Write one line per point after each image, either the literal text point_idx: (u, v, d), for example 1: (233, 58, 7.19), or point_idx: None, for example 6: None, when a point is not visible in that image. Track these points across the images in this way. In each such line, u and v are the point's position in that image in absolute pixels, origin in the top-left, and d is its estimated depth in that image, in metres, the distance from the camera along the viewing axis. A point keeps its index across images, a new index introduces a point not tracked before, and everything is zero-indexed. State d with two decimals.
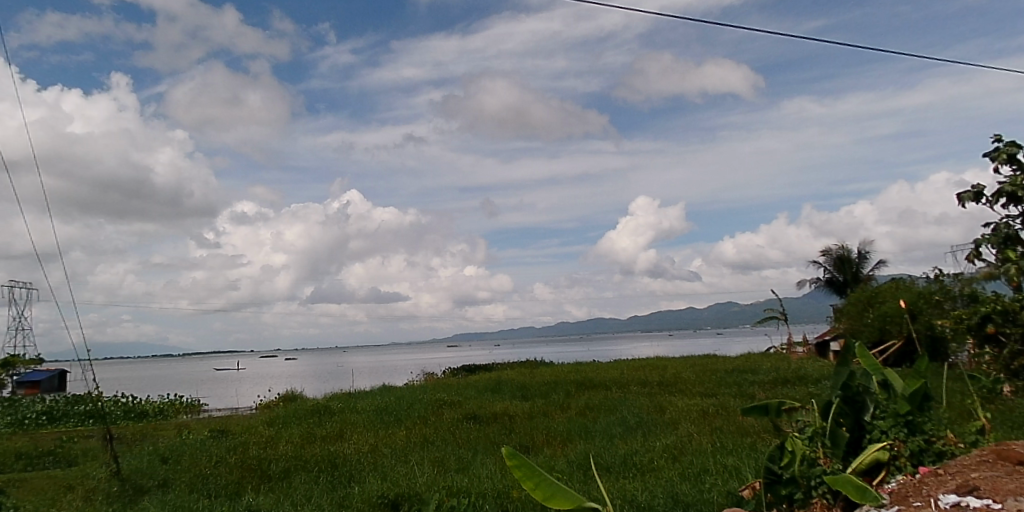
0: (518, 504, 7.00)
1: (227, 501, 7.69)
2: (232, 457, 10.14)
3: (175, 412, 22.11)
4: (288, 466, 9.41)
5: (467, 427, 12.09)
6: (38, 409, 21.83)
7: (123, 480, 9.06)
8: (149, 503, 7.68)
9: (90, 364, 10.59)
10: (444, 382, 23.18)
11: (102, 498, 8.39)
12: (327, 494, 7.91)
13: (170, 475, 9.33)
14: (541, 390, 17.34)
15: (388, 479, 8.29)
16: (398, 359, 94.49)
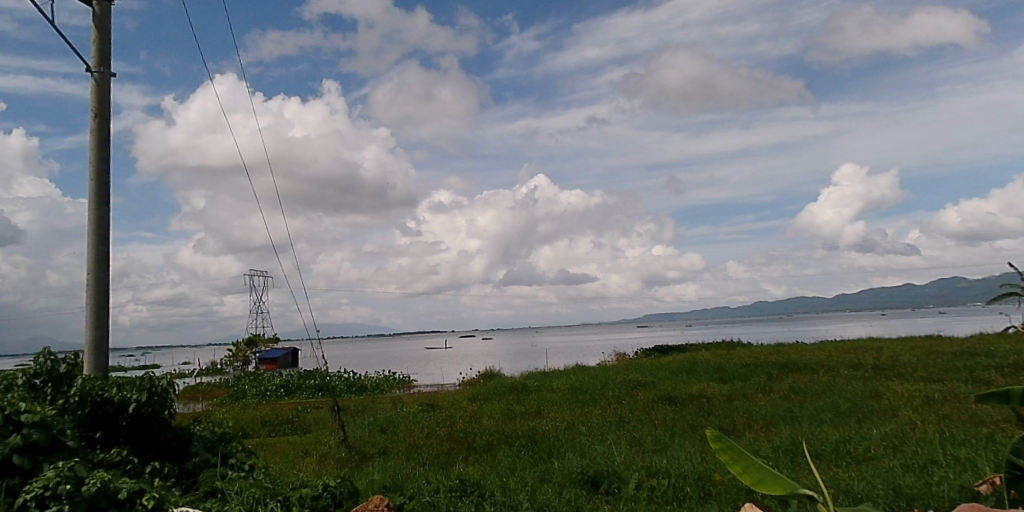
0: (722, 488, 6.84)
1: (439, 470, 8.34)
2: (442, 429, 10.94)
3: (389, 387, 24.19)
4: (491, 440, 9.95)
5: (663, 408, 11.97)
6: (278, 382, 24.91)
7: (349, 447, 10.16)
8: (375, 468, 8.55)
9: (318, 343, 11.89)
10: (638, 362, 23.10)
11: (334, 462, 9.48)
12: (529, 467, 8.28)
13: (388, 444, 10.28)
14: (738, 372, 16.70)
15: (586, 456, 8.50)
16: (587, 338, 95.62)
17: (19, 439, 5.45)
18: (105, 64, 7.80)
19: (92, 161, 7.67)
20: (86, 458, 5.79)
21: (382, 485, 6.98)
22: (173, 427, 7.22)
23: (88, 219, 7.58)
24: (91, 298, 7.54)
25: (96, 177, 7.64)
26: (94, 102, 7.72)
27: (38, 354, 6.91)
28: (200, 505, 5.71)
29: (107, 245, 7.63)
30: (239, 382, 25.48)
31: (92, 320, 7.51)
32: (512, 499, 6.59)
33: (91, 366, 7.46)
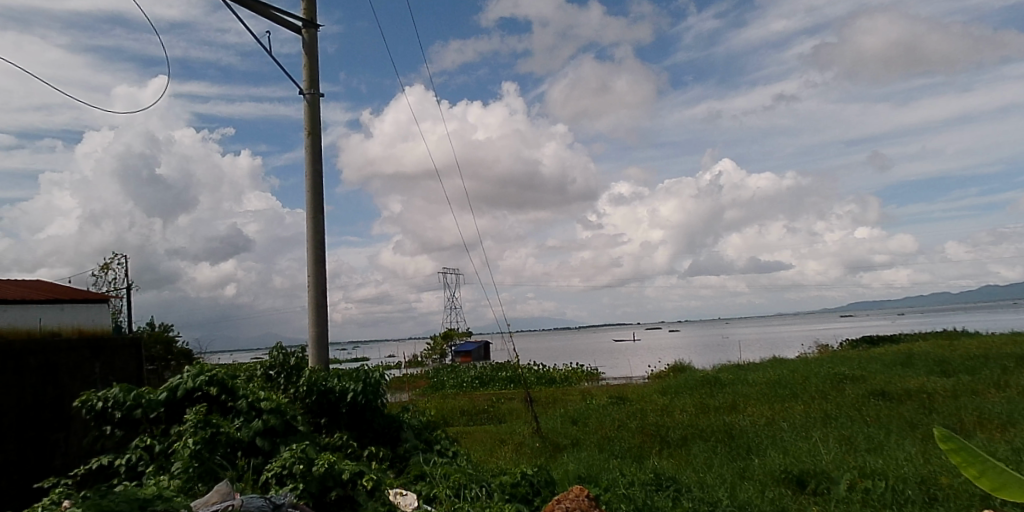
0: (951, 494, 6.15)
1: (634, 463, 8.33)
2: (634, 422, 10.90)
3: (578, 379, 24.53)
4: (686, 434, 9.74)
5: (875, 404, 10.97)
6: (473, 374, 26.19)
7: (543, 437, 10.43)
8: (570, 459, 8.70)
9: (509, 336, 12.34)
10: (843, 354, 21.37)
11: (530, 451, 9.80)
12: (728, 464, 8.00)
13: (581, 435, 10.42)
14: (966, 365, 14.86)
15: (790, 454, 8.04)
16: (783, 329, 90.23)
17: (259, 424, 6.23)
18: (315, 86, 8.67)
19: (308, 175, 8.55)
20: (314, 442, 6.49)
21: (578, 476, 7.11)
22: (384, 415, 7.88)
23: (306, 227, 8.47)
24: (311, 298, 8.42)
25: (312, 189, 8.51)
26: (308, 121, 8.61)
27: (272, 348, 7.85)
28: (411, 488, 6.18)
29: (323, 250, 8.49)
30: (438, 373, 27.19)
31: (314, 317, 8.39)
32: (710, 495, 6.42)
33: (314, 359, 8.34)
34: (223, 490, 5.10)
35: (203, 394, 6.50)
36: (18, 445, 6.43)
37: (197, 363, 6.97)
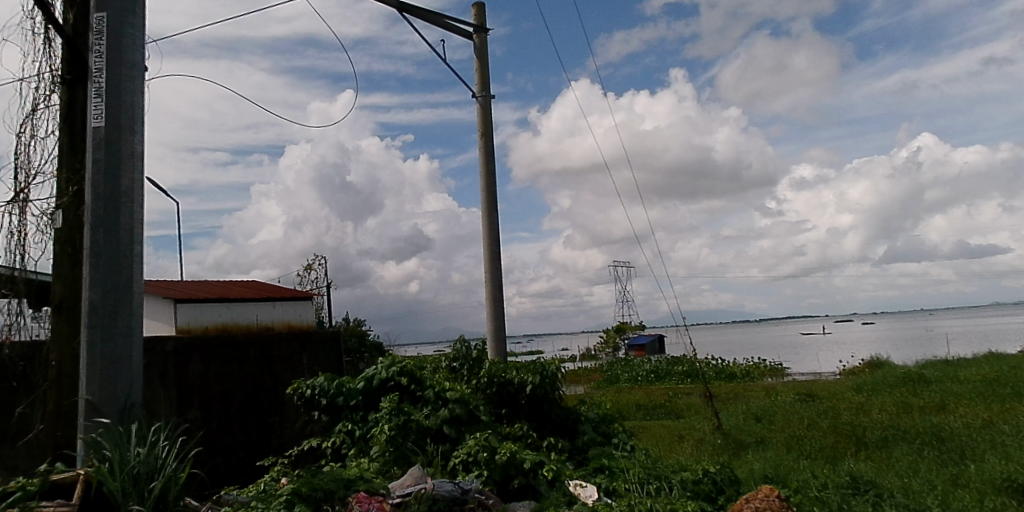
0: None
1: (826, 464, 7.79)
2: (824, 421, 10.19)
3: (761, 374, 23.37)
4: (886, 435, 8.94)
5: None
6: (649, 368, 25.85)
7: (725, 434, 10.05)
8: (754, 458, 8.32)
9: (685, 329, 12.03)
10: None
11: (712, 448, 9.50)
12: (937, 469, 7.23)
13: (766, 433, 9.91)
14: None
15: (1014, 461, 7.10)
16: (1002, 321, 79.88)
17: (446, 413, 6.59)
18: (487, 88, 8.98)
19: (482, 174, 8.89)
20: (497, 431, 6.75)
21: (764, 475, 6.77)
22: (562, 408, 8.03)
23: (482, 224, 8.80)
24: (489, 292, 8.75)
25: (486, 188, 8.83)
26: (480, 123, 8.94)
27: (455, 341, 8.23)
28: (591, 479, 6.23)
29: (498, 246, 8.78)
30: (613, 367, 27.16)
31: (492, 312, 8.72)
32: (918, 502, 5.86)
33: (493, 351, 8.66)
34: (416, 474, 5.45)
35: (394, 383, 6.96)
36: (243, 427, 7.31)
37: (388, 355, 7.47)
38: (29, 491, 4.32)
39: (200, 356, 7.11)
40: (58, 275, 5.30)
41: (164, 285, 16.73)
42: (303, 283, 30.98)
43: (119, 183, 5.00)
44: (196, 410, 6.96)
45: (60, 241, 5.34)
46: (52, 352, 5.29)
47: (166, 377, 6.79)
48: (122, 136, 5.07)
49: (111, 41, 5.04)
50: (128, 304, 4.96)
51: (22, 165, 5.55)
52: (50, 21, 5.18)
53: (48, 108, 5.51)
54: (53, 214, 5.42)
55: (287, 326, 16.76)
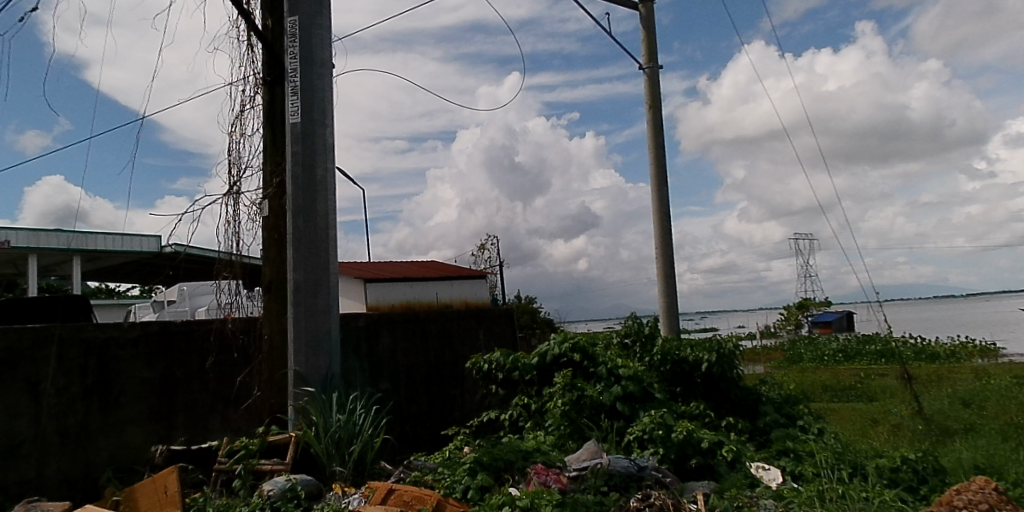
0: None
1: None
2: None
3: (970, 355, 20.95)
4: None
5: None
6: (836, 346, 24.12)
7: (928, 420, 9.13)
8: (963, 446, 7.50)
9: (878, 304, 11.05)
10: None
11: (912, 433, 8.68)
12: None
13: (978, 420, 8.88)
14: None
15: None
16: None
17: (620, 389, 6.56)
18: (653, 59, 8.74)
19: (651, 148, 8.69)
20: (672, 409, 6.64)
21: (975, 466, 6.09)
22: (741, 387, 7.73)
23: (651, 199, 8.63)
24: (660, 268, 8.57)
25: (656, 162, 8.63)
26: (648, 94, 8.73)
27: (627, 318, 8.15)
28: (774, 462, 5.95)
29: (669, 220, 8.57)
30: (795, 346, 25.64)
31: (663, 287, 8.55)
32: None
33: (666, 328, 8.49)
34: (591, 449, 5.50)
35: (567, 359, 7.02)
36: (427, 398, 7.78)
37: (561, 331, 7.56)
38: (250, 449, 4.92)
39: (389, 331, 7.65)
40: (268, 258, 5.92)
41: (354, 265, 18.17)
42: (477, 263, 32.23)
43: (314, 173, 5.47)
44: (387, 381, 7.49)
45: (268, 227, 5.96)
46: (265, 328, 5.94)
47: (360, 350, 7.34)
48: (316, 129, 5.54)
49: (303, 42, 5.54)
50: (326, 284, 5.44)
51: (235, 161, 6.25)
52: (252, 29, 5.74)
53: (254, 108, 6.14)
54: (262, 204, 6.05)
55: (463, 304, 17.61)
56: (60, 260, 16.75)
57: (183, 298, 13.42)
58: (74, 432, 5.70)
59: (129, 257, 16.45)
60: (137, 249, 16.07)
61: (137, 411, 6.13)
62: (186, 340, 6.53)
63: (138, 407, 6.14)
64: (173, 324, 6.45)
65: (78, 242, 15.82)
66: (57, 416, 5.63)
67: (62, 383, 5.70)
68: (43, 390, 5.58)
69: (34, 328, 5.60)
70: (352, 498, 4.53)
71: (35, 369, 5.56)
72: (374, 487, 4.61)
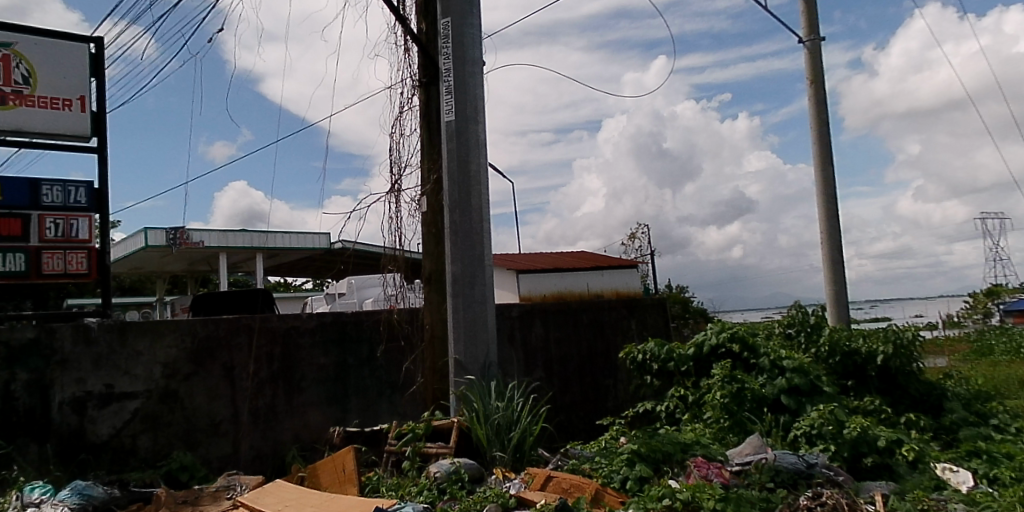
0: None
1: None
2: None
3: None
4: None
5: None
6: None
7: None
8: None
9: None
10: None
11: None
12: None
13: None
14: None
15: None
16: None
17: (784, 382, 6.22)
18: (815, 32, 8.19)
19: (814, 127, 8.16)
20: (843, 404, 6.22)
21: None
22: (923, 382, 7.10)
23: (815, 181, 8.11)
24: (826, 254, 8.04)
25: (819, 141, 8.09)
26: (809, 69, 8.20)
27: (790, 307, 7.71)
28: (964, 464, 5.40)
29: (835, 204, 8.01)
30: (983, 337, 23.11)
31: (830, 275, 8.02)
32: None
33: (833, 317, 7.96)
34: (755, 444, 5.28)
35: (726, 350, 6.76)
36: (581, 388, 7.84)
37: (718, 321, 7.29)
38: (417, 433, 5.20)
39: (541, 321, 7.76)
40: (427, 252, 6.20)
41: (506, 258, 18.62)
42: (627, 252, 31.88)
43: (468, 168, 5.66)
44: (540, 370, 7.63)
45: (427, 222, 6.25)
46: (427, 318, 6.24)
47: (514, 339, 7.53)
48: (469, 126, 5.73)
49: (455, 43, 5.75)
50: (481, 275, 5.62)
51: (395, 161, 6.61)
52: (408, 33, 6.03)
53: (412, 109, 6.46)
54: (420, 200, 6.36)
55: (614, 294, 17.55)
56: (246, 257, 18.54)
57: (352, 290, 14.36)
58: (264, 413, 6.32)
59: (303, 253, 17.92)
60: (310, 246, 17.52)
61: (316, 395, 6.67)
62: (356, 329, 7.01)
63: (317, 391, 6.68)
64: (344, 314, 6.94)
65: (260, 241, 17.43)
66: (249, 398, 6.27)
67: (253, 368, 6.34)
68: (238, 374, 6.24)
69: (229, 319, 6.26)
70: (513, 483, 4.66)
71: (230, 354, 6.23)
72: (533, 474, 4.71)
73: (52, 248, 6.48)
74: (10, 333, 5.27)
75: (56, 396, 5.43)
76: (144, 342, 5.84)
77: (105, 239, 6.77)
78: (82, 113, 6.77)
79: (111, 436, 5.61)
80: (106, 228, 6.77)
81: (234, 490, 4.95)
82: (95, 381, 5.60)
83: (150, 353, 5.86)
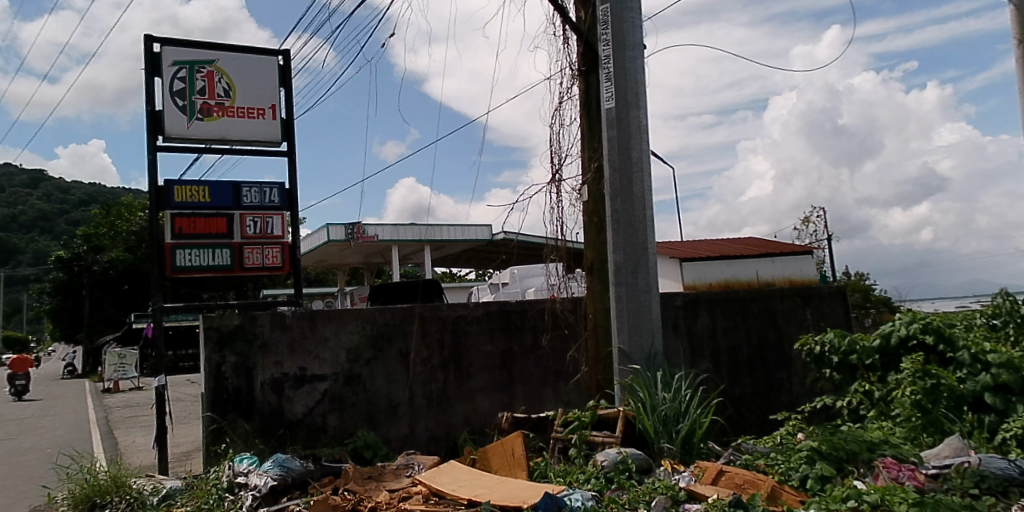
0: None
1: None
2: None
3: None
4: None
5: None
6: None
7: None
8: None
9: None
10: None
11: None
12: None
13: None
14: None
15: None
16: None
17: (989, 379, 5.55)
18: None
19: None
20: None
21: None
22: None
23: None
24: None
25: None
26: None
27: (996, 295, 6.86)
28: None
29: None
30: None
31: None
32: None
33: None
34: (955, 445, 4.75)
35: (917, 342, 6.12)
36: (752, 380, 7.50)
37: (908, 311, 6.62)
38: (583, 421, 5.22)
39: (707, 310, 7.51)
40: (589, 241, 6.18)
41: (668, 245, 18.20)
42: (802, 238, 29.95)
43: (630, 155, 5.57)
44: (707, 361, 7.40)
45: (589, 211, 6.23)
46: (589, 306, 6.23)
47: (679, 328, 7.38)
48: (630, 112, 5.63)
49: (615, 28, 5.67)
50: (645, 263, 5.52)
51: (556, 150, 6.65)
52: (566, 22, 6.02)
53: (572, 98, 6.45)
54: (582, 189, 6.35)
55: (787, 282, 16.60)
56: (415, 249, 19.58)
57: (514, 279, 14.70)
58: (437, 397, 6.65)
59: (467, 245, 18.63)
60: (473, 238, 18.17)
61: (484, 380, 6.91)
62: (520, 317, 7.15)
63: (484, 377, 6.92)
64: (509, 303, 7.11)
65: (428, 233, 18.30)
66: (423, 382, 6.61)
67: (425, 354, 6.68)
68: (412, 360, 6.60)
69: (403, 307, 6.64)
70: (682, 476, 4.54)
71: (406, 341, 6.61)
72: (704, 467, 4.57)
73: (251, 243, 7.22)
74: (220, 321, 5.93)
75: (259, 376, 6.05)
76: (330, 328, 6.34)
77: (294, 234, 7.46)
78: (273, 120, 7.53)
79: (304, 415, 6.16)
80: (295, 223, 7.45)
81: (413, 468, 5.26)
82: (290, 364, 6.17)
83: (336, 339, 6.35)
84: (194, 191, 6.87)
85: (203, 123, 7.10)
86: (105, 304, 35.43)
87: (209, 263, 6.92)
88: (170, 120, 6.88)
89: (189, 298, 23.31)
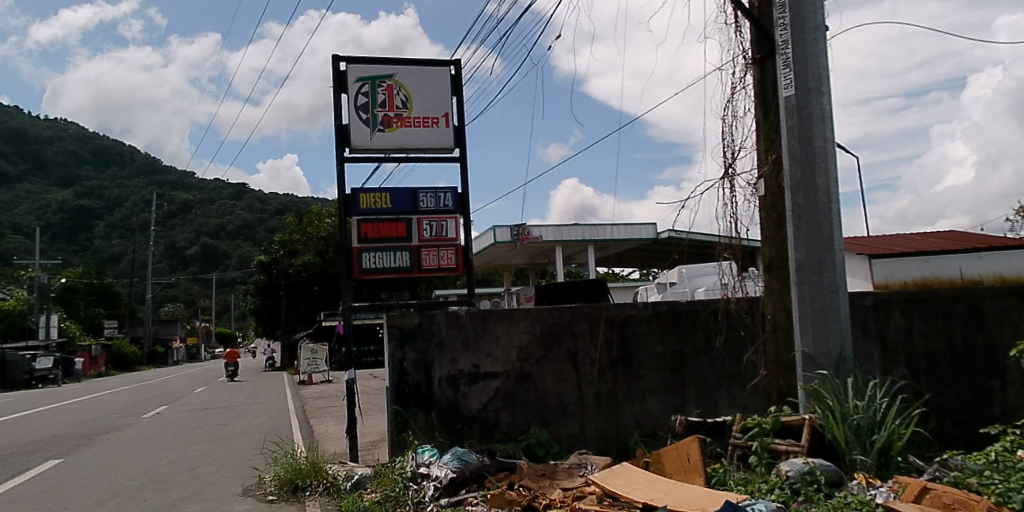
0: None
1: None
2: None
3: None
4: None
5: None
6: None
7: None
8: None
9: None
10: None
11: None
12: None
13: None
14: None
15: None
16: None
17: None
18: None
19: None
20: None
21: None
22: None
23: None
24: None
25: None
26: None
27: None
28: None
29: None
30: None
31: None
32: None
33: None
34: None
35: None
36: (959, 389, 6.72)
37: None
38: (765, 428, 4.95)
39: (902, 312, 6.92)
40: (766, 238, 5.85)
41: (856, 241, 16.88)
42: None
43: (811, 146, 5.21)
44: (903, 367, 6.81)
45: (765, 206, 5.90)
46: (768, 307, 5.89)
47: (869, 331, 6.89)
48: (811, 99, 5.27)
49: (793, 11, 5.32)
50: (832, 261, 5.14)
51: (729, 144, 6.37)
52: (738, 9, 5.74)
53: (745, 89, 6.14)
54: (757, 183, 6.02)
55: (999, 280, 14.74)
56: (580, 249, 19.63)
57: (683, 279, 14.30)
58: (607, 397, 6.62)
59: (633, 244, 18.39)
60: (639, 237, 17.88)
61: (655, 382, 6.77)
62: (692, 318, 6.92)
63: (655, 379, 6.78)
64: (680, 303, 6.91)
65: (592, 233, 18.29)
66: (593, 383, 6.61)
67: (596, 354, 6.67)
68: (582, 360, 6.62)
69: (572, 307, 6.67)
70: (879, 491, 4.17)
71: (575, 341, 6.64)
72: (905, 483, 4.17)
73: (428, 246, 7.60)
74: (401, 319, 6.33)
75: (436, 373, 6.36)
76: (502, 327, 6.51)
77: (468, 237, 7.74)
78: (446, 128, 7.83)
79: (479, 411, 6.38)
80: (468, 227, 7.73)
81: (586, 468, 5.27)
82: (464, 361, 6.42)
83: (507, 338, 6.52)
84: (377, 198, 7.37)
85: (384, 134, 7.59)
86: (299, 303, 39.03)
87: (392, 265, 7.38)
88: (355, 133, 7.46)
89: (371, 298, 25.08)
